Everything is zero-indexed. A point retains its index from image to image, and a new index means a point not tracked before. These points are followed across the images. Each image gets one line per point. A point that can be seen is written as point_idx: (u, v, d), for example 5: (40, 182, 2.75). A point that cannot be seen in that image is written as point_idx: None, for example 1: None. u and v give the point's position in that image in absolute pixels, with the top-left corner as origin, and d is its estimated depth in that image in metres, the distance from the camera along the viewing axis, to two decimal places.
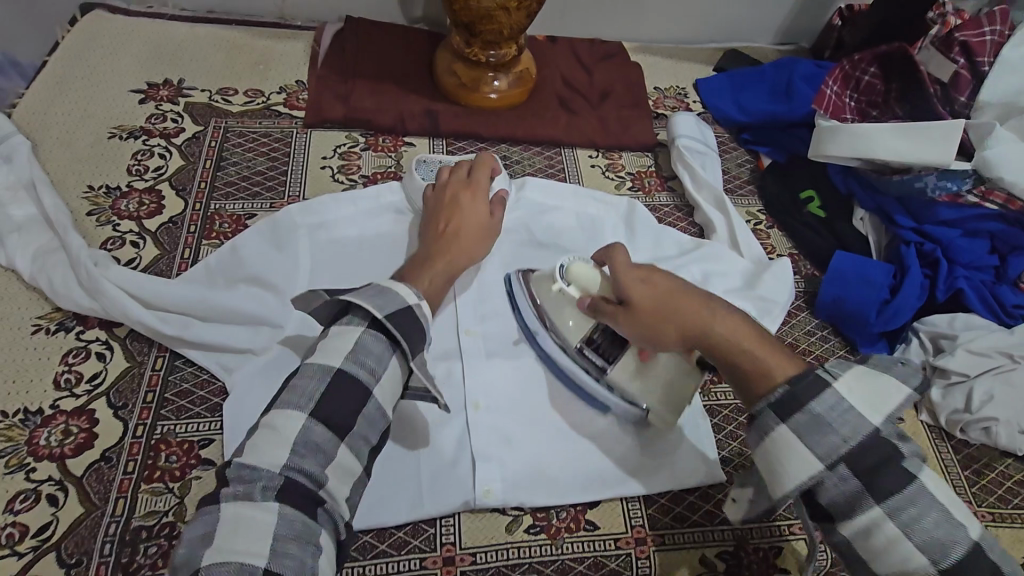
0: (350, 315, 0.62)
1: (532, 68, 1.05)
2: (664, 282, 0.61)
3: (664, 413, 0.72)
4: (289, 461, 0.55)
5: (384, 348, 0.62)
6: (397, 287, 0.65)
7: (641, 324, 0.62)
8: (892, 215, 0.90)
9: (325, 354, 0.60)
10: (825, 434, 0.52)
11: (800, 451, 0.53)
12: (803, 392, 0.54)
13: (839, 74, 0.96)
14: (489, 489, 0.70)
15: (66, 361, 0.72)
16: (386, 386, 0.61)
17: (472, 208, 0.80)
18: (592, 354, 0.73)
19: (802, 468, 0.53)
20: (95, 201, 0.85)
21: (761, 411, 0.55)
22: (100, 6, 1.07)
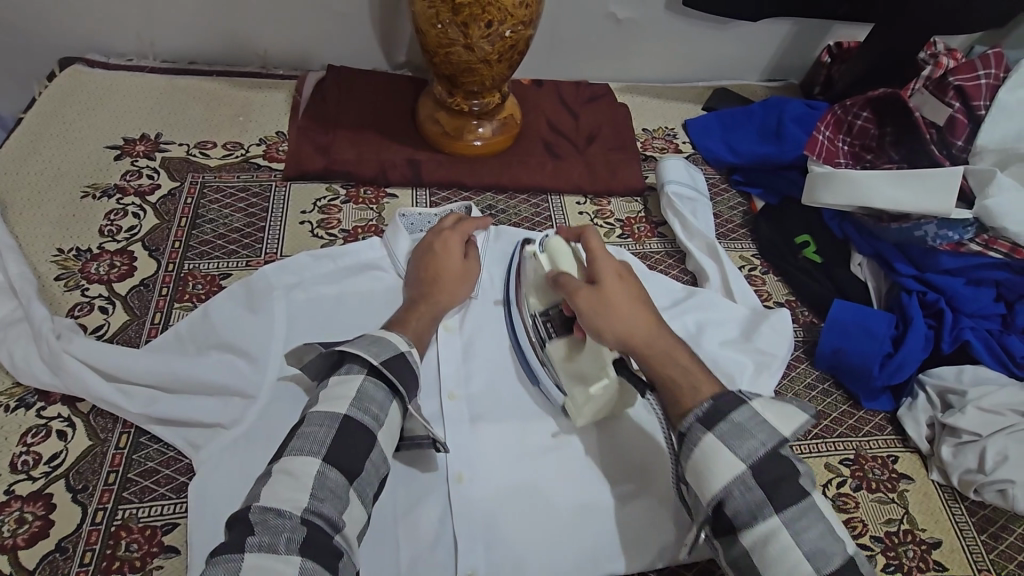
0: (346, 365, 0.62)
1: (517, 114, 1.03)
2: (644, 310, 0.64)
3: (577, 391, 0.71)
4: (311, 504, 0.53)
5: (385, 394, 0.61)
6: (390, 335, 0.65)
7: (594, 306, 0.64)
8: (892, 263, 0.87)
9: (327, 403, 0.59)
10: (745, 438, 0.56)
11: (726, 453, 0.55)
12: (723, 406, 0.57)
13: (830, 118, 0.94)
14: (472, 573, 0.65)
15: (25, 441, 0.68)
16: (388, 429, 0.60)
17: (455, 255, 0.78)
18: (545, 326, 0.75)
19: (729, 470, 0.55)
20: (63, 264, 0.82)
21: (689, 424, 0.58)
22: (78, 61, 1.06)
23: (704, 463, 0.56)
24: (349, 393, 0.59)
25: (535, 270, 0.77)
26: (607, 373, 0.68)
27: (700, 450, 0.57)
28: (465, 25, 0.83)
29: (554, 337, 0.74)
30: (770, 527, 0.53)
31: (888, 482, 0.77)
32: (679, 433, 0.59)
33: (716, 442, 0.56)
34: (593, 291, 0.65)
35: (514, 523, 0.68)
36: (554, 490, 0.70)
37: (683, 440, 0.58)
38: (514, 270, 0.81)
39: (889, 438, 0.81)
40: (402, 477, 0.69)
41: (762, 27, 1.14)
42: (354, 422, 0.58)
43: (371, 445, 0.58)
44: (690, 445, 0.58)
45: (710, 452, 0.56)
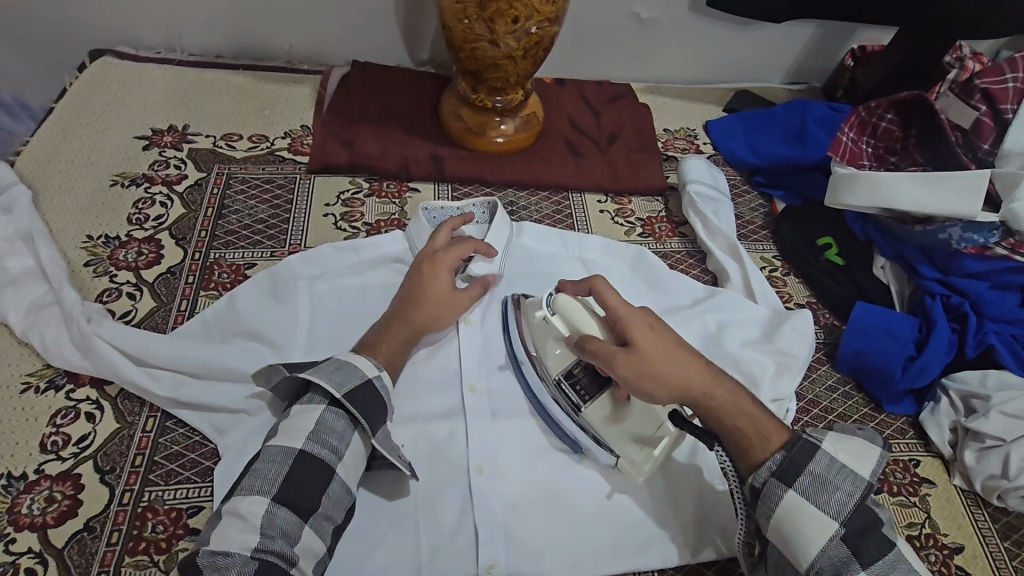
0: (309, 394, 0.61)
1: (539, 112, 1.04)
2: (692, 364, 0.63)
3: (634, 452, 0.68)
4: (261, 543, 0.53)
5: (346, 425, 0.60)
6: (356, 358, 0.64)
7: (642, 375, 0.62)
8: (915, 266, 0.86)
9: (283, 436, 0.59)
10: (830, 492, 0.58)
11: (817, 515, 0.57)
12: (798, 457, 0.59)
13: (855, 120, 0.93)
14: (492, 564, 0.65)
15: (54, 422, 0.69)
16: (349, 461, 0.59)
17: (443, 282, 0.74)
18: (574, 390, 0.71)
19: (822, 529, 0.57)
20: (92, 251, 0.84)
21: (765, 480, 0.59)
22: (108, 52, 1.08)
23: (790, 522, 0.58)
24: (306, 426, 0.59)
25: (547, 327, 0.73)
26: (666, 431, 0.67)
27: (783, 510, 0.58)
28: (491, 20, 0.84)
29: (589, 399, 0.70)
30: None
31: (910, 486, 0.76)
32: (753, 488, 0.60)
33: (797, 497, 0.58)
34: (633, 357, 0.62)
35: (535, 517, 0.68)
36: (573, 489, 0.70)
37: (761, 499, 0.60)
38: (512, 308, 0.78)
39: (911, 442, 0.80)
40: (426, 467, 0.70)
41: (786, 29, 1.14)
42: (311, 456, 0.57)
43: (328, 478, 0.57)
44: (769, 502, 0.59)
45: (796, 509, 0.58)
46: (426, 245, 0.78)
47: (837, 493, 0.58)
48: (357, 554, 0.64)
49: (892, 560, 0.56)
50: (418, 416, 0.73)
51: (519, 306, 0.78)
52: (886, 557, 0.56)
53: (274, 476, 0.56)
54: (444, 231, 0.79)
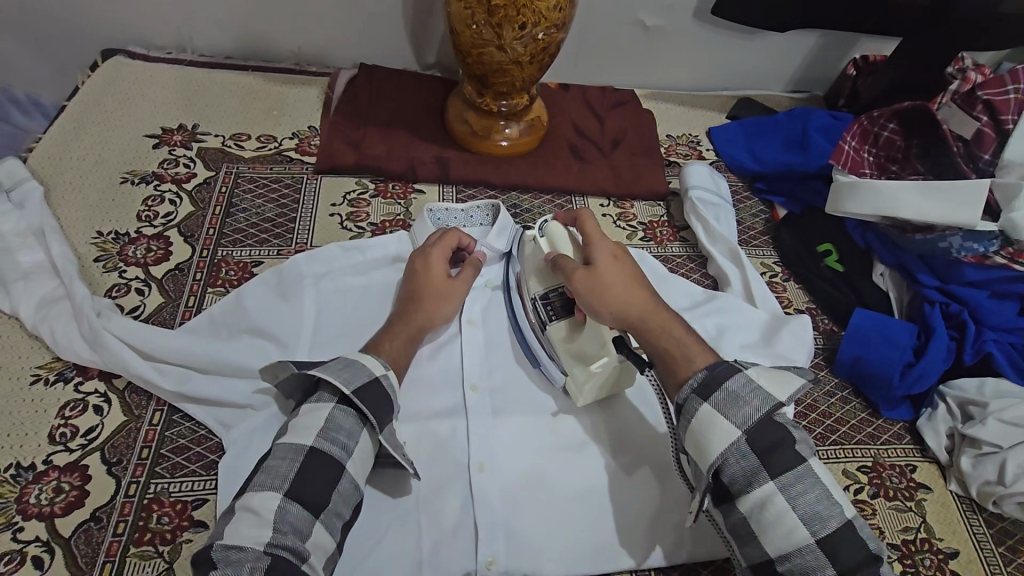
0: (320, 393, 0.62)
1: (543, 116, 1.05)
2: (643, 295, 0.68)
3: (577, 370, 0.71)
4: (273, 538, 0.54)
5: (354, 422, 0.61)
6: (364, 358, 0.65)
7: (593, 290, 0.67)
8: (915, 274, 0.87)
9: (295, 433, 0.59)
10: (740, 408, 0.58)
11: (722, 422, 0.58)
12: (718, 376, 0.61)
13: (857, 130, 0.94)
14: (492, 560, 0.66)
15: (63, 414, 0.70)
16: (358, 459, 0.60)
17: (439, 274, 0.76)
18: (545, 309, 0.75)
19: (726, 437, 0.58)
20: (102, 246, 0.85)
21: (685, 396, 0.61)
22: (121, 52, 1.10)
23: (702, 432, 0.59)
24: (316, 423, 0.60)
25: (535, 254, 0.78)
26: (609, 353, 0.70)
27: (697, 421, 0.60)
28: (498, 26, 0.85)
29: (554, 319, 0.74)
30: (765, 493, 0.56)
31: (906, 491, 0.77)
32: (677, 404, 0.62)
33: (713, 411, 0.59)
34: (587, 273, 0.68)
35: (534, 515, 0.69)
36: (570, 488, 0.71)
37: (681, 413, 0.62)
38: (516, 246, 0.82)
39: (908, 448, 0.81)
40: (427, 464, 0.71)
41: (788, 39, 1.15)
42: (321, 453, 0.58)
43: (339, 474, 0.58)
44: (688, 416, 0.61)
45: (709, 422, 0.59)
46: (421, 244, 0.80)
47: (746, 408, 0.58)
48: (357, 548, 0.65)
49: (801, 473, 0.56)
50: (420, 415, 0.74)
51: (518, 278, 0.81)
52: (790, 471, 0.56)
53: (285, 473, 0.57)
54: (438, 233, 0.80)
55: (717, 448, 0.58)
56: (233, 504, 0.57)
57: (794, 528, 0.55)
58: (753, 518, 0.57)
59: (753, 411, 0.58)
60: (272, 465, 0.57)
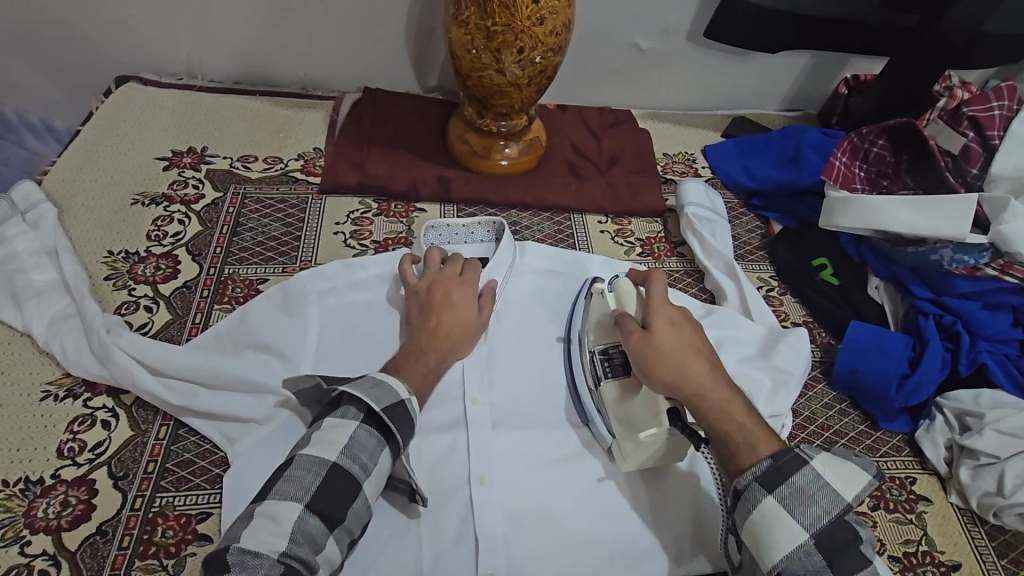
0: (344, 409, 0.63)
1: (542, 136, 1.08)
2: (700, 365, 0.65)
3: (627, 437, 0.70)
4: (288, 548, 0.54)
5: (377, 443, 0.62)
6: (392, 379, 0.66)
7: (649, 355, 0.66)
8: (908, 286, 0.88)
9: (316, 446, 0.60)
10: (807, 505, 0.57)
11: (791, 525, 0.57)
12: (783, 467, 0.58)
13: (847, 146, 0.96)
14: (493, 573, 0.66)
15: (71, 429, 0.72)
16: (375, 478, 0.61)
17: (469, 307, 0.77)
18: (602, 364, 0.76)
19: (794, 538, 0.56)
20: (113, 266, 0.87)
21: (747, 483, 0.59)
22: (133, 78, 1.14)
23: (767, 531, 0.57)
24: (340, 440, 0.60)
25: (602, 309, 0.79)
26: (659, 423, 0.68)
27: (759, 515, 0.58)
28: (497, 51, 0.88)
29: (610, 377, 0.74)
30: None
31: (906, 503, 0.77)
32: (735, 490, 0.60)
33: (775, 504, 0.57)
34: (647, 339, 0.67)
35: (535, 527, 0.70)
36: (568, 502, 0.72)
37: (741, 502, 0.60)
38: (580, 305, 0.83)
39: (907, 459, 0.81)
40: (429, 478, 0.72)
41: (780, 59, 1.18)
42: (342, 470, 0.59)
43: (354, 493, 0.59)
44: (748, 503, 0.59)
45: (774, 520, 0.57)
46: (441, 270, 0.81)
47: (816, 508, 0.57)
48: (359, 561, 0.66)
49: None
50: (422, 428, 0.75)
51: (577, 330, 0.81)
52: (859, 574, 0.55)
53: (308, 485, 0.58)
54: (455, 262, 0.82)
55: (781, 549, 0.56)
56: (252, 508, 0.57)
57: None
58: None
59: (822, 511, 0.57)
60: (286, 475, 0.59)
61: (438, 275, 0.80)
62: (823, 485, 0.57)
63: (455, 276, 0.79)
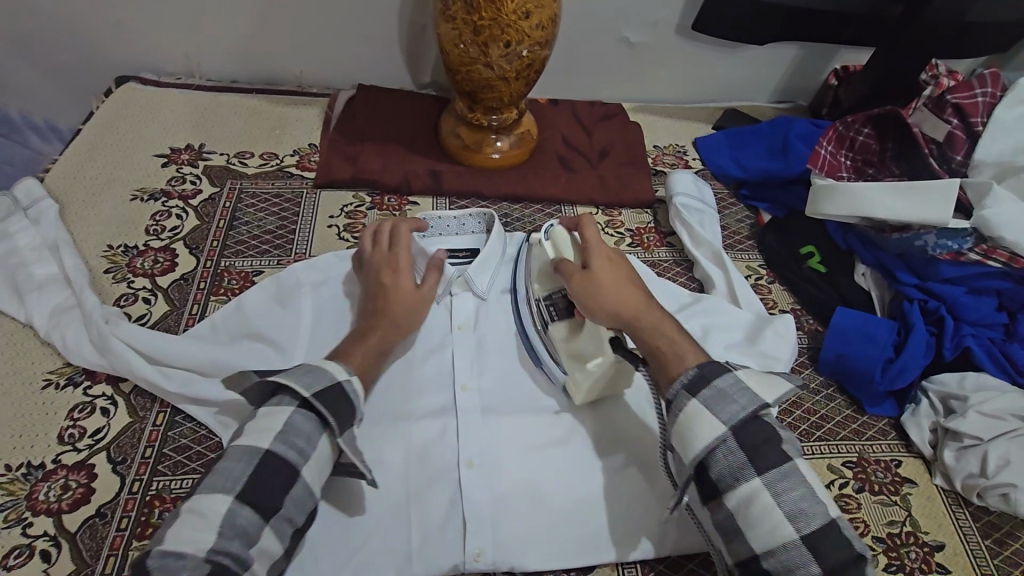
0: (278, 396, 0.60)
1: (533, 129, 1.10)
2: (634, 295, 0.69)
3: (577, 369, 0.75)
4: (216, 546, 0.51)
5: (314, 428, 0.59)
6: (328, 362, 0.63)
7: (585, 289, 0.71)
8: (894, 272, 0.89)
9: (248, 435, 0.58)
10: (728, 403, 0.58)
11: (709, 418, 0.58)
12: (706, 373, 0.61)
13: (833, 134, 0.97)
14: (479, 552, 0.68)
15: (71, 416, 0.74)
16: (315, 464, 0.59)
17: (405, 280, 0.78)
18: (547, 309, 0.80)
19: (711, 431, 0.57)
20: (112, 259, 0.89)
21: (675, 392, 0.61)
22: (133, 79, 1.16)
23: (688, 428, 0.59)
24: (272, 428, 0.58)
25: (541, 258, 0.84)
26: (603, 351, 0.73)
27: (686, 417, 0.59)
28: (484, 45, 0.89)
29: (556, 319, 0.79)
30: (751, 489, 0.55)
31: (891, 485, 0.78)
32: (666, 401, 0.62)
33: (700, 405, 0.59)
34: (578, 271, 0.72)
35: (522, 504, 0.71)
36: (554, 483, 0.73)
37: (669, 408, 0.61)
38: (524, 259, 0.86)
39: (893, 443, 0.82)
40: (419, 460, 0.73)
41: (770, 52, 1.19)
42: (275, 458, 0.56)
43: (290, 482, 0.56)
44: (674, 411, 0.60)
45: (695, 417, 0.59)
46: (375, 245, 0.82)
47: (732, 404, 0.58)
48: (350, 540, 0.68)
49: (787, 470, 0.55)
50: (413, 414, 0.76)
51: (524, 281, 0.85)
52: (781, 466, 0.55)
53: (237, 476, 0.55)
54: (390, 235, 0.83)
55: (701, 441, 0.58)
56: None
57: (778, 525, 0.53)
58: (740, 515, 0.55)
59: (741, 407, 0.58)
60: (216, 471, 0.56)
61: (371, 255, 0.81)
62: (743, 386, 0.59)
63: (385, 251, 0.80)
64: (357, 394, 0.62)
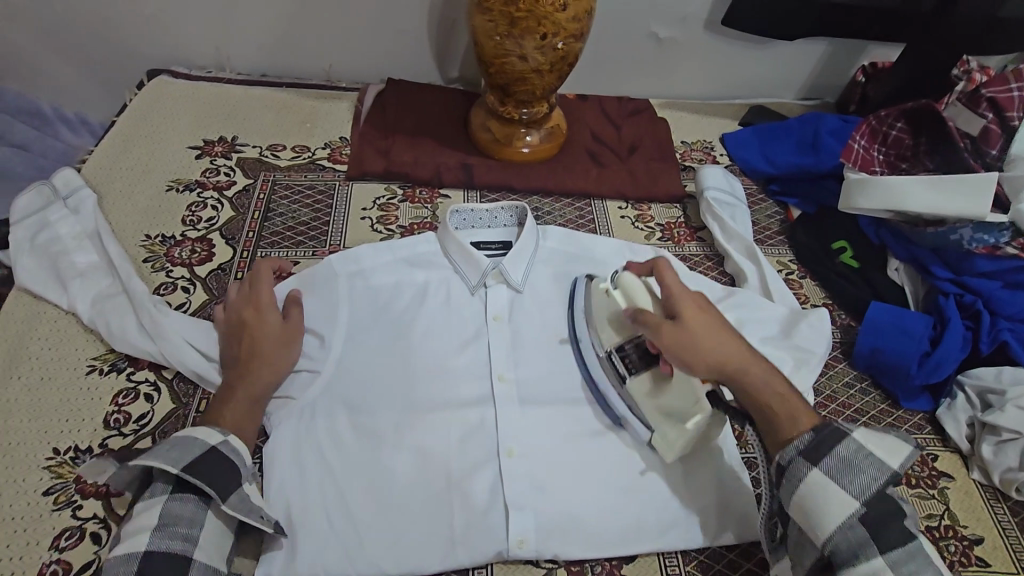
0: (153, 485, 0.60)
1: (562, 124, 1.10)
2: (735, 349, 0.67)
3: (669, 427, 0.70)
4: None
5: (195, 505, 0.60)
6: (193, 433, 0.62)
7: (686, 348, 0.66)
8: (928, 267, 0.89)
9: (126, 540, 0.57)
10: (854, 475, 0.60)
11: (840, 494, 0.60)
12: (824, 440, 0.63)
13: (866, 129, 0.97)
14: (523, 540, 0.68)
15: (116, 401, 0.75)
16: (207, 543, 0.59)
17: (269, 320, 0.75)
18: (623, 362, 0.75)
19: (842, 509, 0.59)
20: (151, 249, 0.90)
21: (791, 458, 0.63)
22: (163, 72, 1.17)
23: (812, 498, 0.61)
24: (151, 522, 0.58)
25: (608, 304, 0.79)
26: (700, 409, 0.68)
27: (806, 487, 0.61)
28: (521, 38, 0.90)
29: (634, 372, 0.74)
30: (872, 568, 0.57)
31: (928, 479, 0.78)
32: (781, 465, 0.64)
33: (823, 477, 0.61)
34: (677, 328, 0.67)
35: (564, 493, 0.72)
36: (595, 473, 0.74)
37: (786, 477, 0.63)
38: (580, 293, 0.84)
39: (929, 437, 0.82)
40: (458, 450, 0.74)
41: (797, 47, 1.19)
42: (160, 554, 0.56)
43: (186, 563, 0.57)
44: (793, 480, 0.62)
45: (821, 488, 0.61)
46: (236, 294, 0.79)
47: (862, 477, 0.60)
48: (393, 525, 0.68)
49: (912, 551, 0.58)
50: (452, 403, 0.77)
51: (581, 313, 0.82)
52: (904, 548, 0.58)
53: None
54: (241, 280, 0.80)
55: (830, 523, 0.59)
56: None
57: None
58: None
59: (868, 481, 0.60)
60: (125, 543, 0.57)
61: (232, 306, 0.78)
62: (865, 455, 0.61)
63: (247, 297, 0.77)
64: (238, 453, 0.63)
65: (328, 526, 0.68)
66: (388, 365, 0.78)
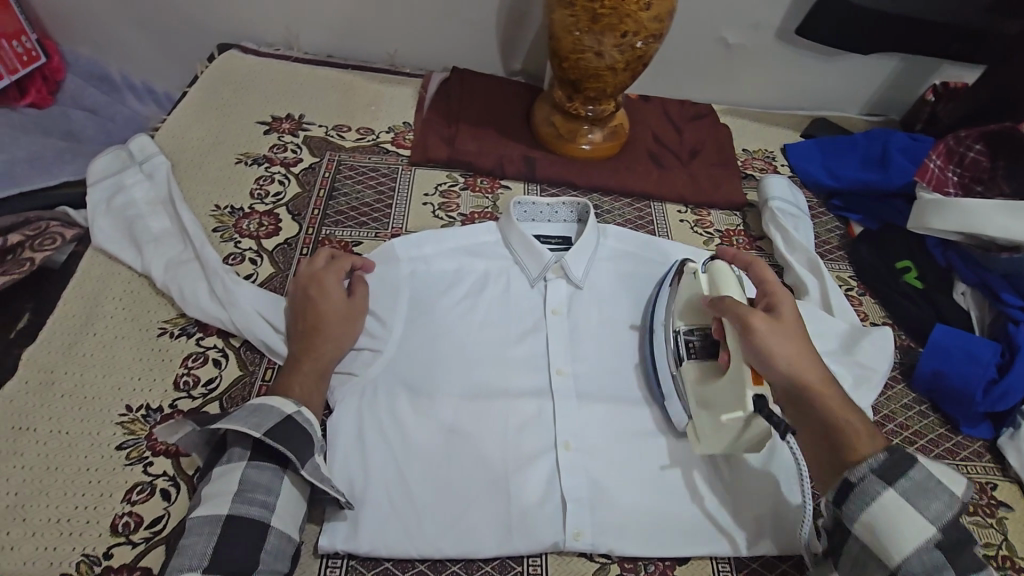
0: (230, 452, 0.62)
1: (625, 124, 1.10)
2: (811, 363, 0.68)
3: (706, 418, 0.70)
4: None
5: (272, 473, 0.62)
6: (271, 402, 0.64)
7: (772, 335, 0.67)
8: (998, 293, 0.87)
9: (208, 504, 0.59)
10: (927, 497, 0.59)
11: (915, 516, 0.58)
12: (900, 461, 0.60)
13: (942, 149, 0.96)
14: (579, 532, 0.69)
15: (186, 364, 0.76)
16: (282, 513, 0.61)
17: (336, 297, 0.76)
18: (686, 343, 0.76)
19: (916, 530, 0.57)
20: (219, 219, 0.92)
21: (864, 475, 0.60)
22: (234, 46, 1.19)
23: (887, 518, 0.58)
24: (230, 488, 0.60)
25: (688, 290, 0.79)
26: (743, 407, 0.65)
27: (877, 504, 0.59)
28: (601, 34, 0.90)
29: (692, 357, 0.75)
30: None
31: (987, 507, 0.77)
32: (848, 482, 0.61)
33: (899, 497, 0.58)
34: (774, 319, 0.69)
35: (619, 489, 0.72)
36: (650, 471, 0.74)
37: (854, 491, 0.60)
38: (668, 278, 0.82)
39: (988, 465, 0.81)
40: (514, 439, 0.74)
41: (867, 62, 1.18)
42: (242, 519, 0.58)
43: (264, 533, 0.59)
44: (864, 497, 0.60)
45: (891, 506, 0.58)
46: (306, 266, 0.80)
47: (935, 501, 0.58)
48: (451, 507, 0.69)
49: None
50: (511, 391, 0.78)
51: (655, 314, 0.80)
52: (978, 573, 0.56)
53: (203, 550, 0.56)
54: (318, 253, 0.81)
55: (903, 540, 0.57)
56: None
57: None
58: None
59: (942, 505, 0.58)
60: (207, 506, 0.59)
61: (299, 277, 0.79)
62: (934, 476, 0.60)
63: (315, 272, 0.78)
64: (311, 424, 0.65)
65: (387, 503, 0.69)
66: (448, 349, 0.79)
